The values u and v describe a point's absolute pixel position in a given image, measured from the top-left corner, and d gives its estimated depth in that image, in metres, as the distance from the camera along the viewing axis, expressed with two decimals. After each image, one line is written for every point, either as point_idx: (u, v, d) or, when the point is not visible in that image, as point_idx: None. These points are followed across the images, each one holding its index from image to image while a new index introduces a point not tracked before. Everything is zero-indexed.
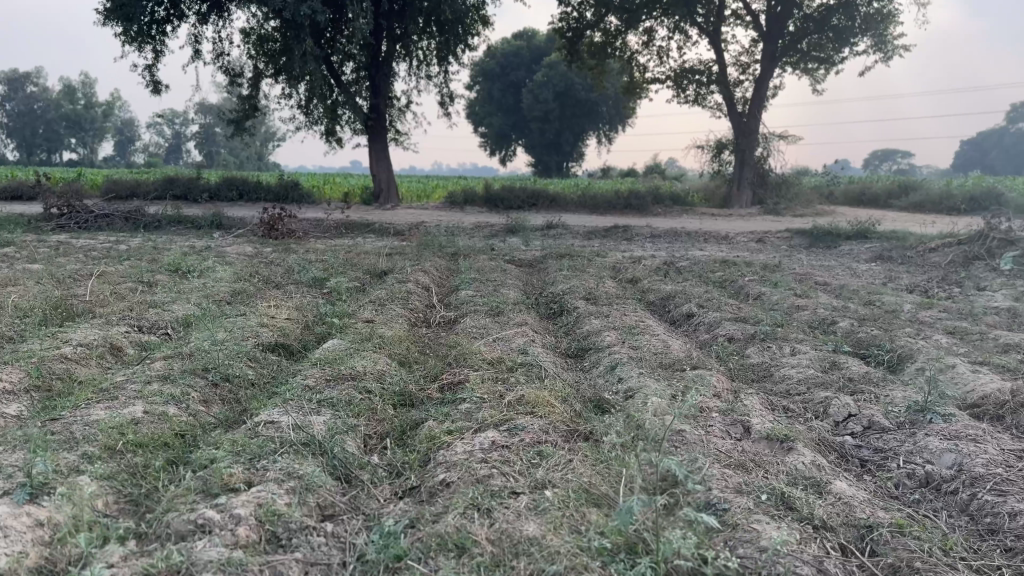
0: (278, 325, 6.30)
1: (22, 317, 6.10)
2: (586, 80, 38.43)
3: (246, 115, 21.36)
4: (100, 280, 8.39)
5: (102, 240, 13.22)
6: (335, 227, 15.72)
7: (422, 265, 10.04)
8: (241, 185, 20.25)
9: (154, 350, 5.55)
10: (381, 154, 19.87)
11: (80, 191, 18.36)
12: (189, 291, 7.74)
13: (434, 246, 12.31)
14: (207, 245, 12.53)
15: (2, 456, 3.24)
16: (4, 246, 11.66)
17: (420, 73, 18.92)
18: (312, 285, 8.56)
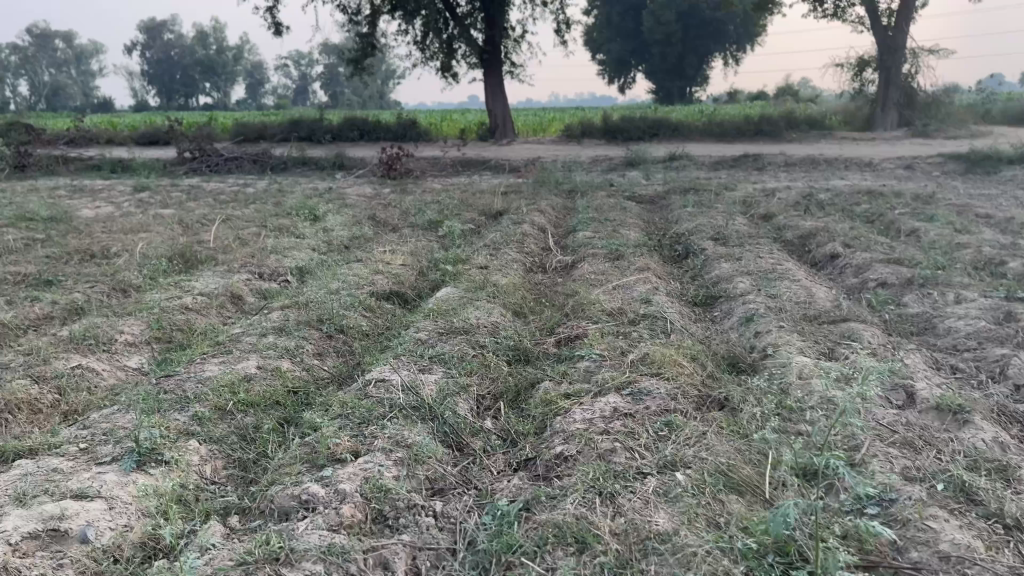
0: (393, 272, 6.16)
1: (151, 265, 6.24)
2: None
3: (364, 54, 21.39)
4: (226, 224, 8.57)
5: (231, 183, 13.66)
6: (451, 165, 15.58)
7: (539, 204, 9.69)
8: (361, 125, 20.42)
9: (272, 298, 5.53)
10: (497, 87, 19.42)
11: (212, 135, 19.06)
12: (309, 236, 7.76)
13: (551, 182, 11.92)
14: (328, 187, 12.69)
15: (116, 418, 3.20)
16: (142, 191, 12.22)
17: (536, 1, 18.19)
18: (428, 228, 8.41)
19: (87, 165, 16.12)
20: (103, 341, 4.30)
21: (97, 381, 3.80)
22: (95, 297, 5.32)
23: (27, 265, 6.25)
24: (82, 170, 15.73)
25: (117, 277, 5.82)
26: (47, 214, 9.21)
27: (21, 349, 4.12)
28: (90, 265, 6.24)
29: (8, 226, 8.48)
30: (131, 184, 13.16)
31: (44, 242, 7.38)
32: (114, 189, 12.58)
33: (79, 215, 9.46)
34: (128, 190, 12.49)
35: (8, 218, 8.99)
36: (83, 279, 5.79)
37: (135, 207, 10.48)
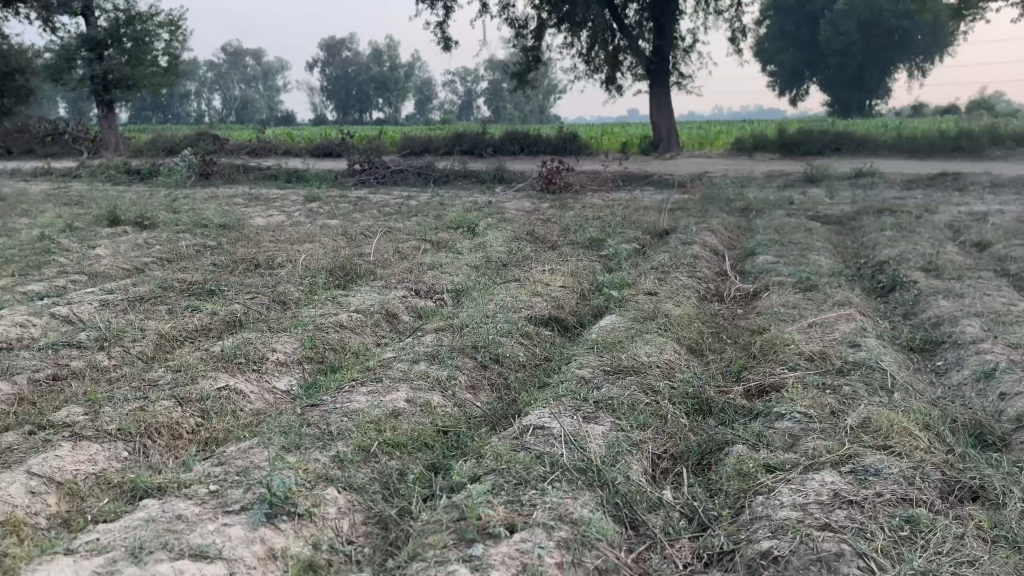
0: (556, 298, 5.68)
1: (310, 277, 6.14)
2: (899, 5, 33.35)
3: (529, 67, 21.32)
4: (387, 237, 8.49)
5: (395, 195, 13.85)
6: (613, 179, 15.02)
7: (709, 223, 8.93)
8: (522, 138, 20.34)
9: (428, 320, 5.20)
10: (663, 102, 18.67)
11: (380, 148, 19.60)
12: (467, 252, 7.46)
13: (720, 199, 11.06)
14: (488, 200, 12.53)
15: (252, 456, 2.92)
16: (313, 201, 12.59)
17: (709, 9, 17.30)
18: (589, 246, 7.90)
19: (265, 175, 17.01)
20: (252, 360, 4.09)
21: (242, 406, 3.57)
22: (255, 310, 5.23)
23: (194, 274, 6.35)
24: (261, 180, 16.61)
25: (277, 289, 5.75)
26: (224, 221, 9.57)
27: (173, 365, 4.00)
28: (254, 276, 6.24)
29: (188, 233, 8.85)
30: (303, 194, 13.65)
31: (215, 250, 7.56)
32: (286, 198, 13.07)
33: (251, 224, 9.77)
34: (298, 199, 12.93)
35: (189, 225, 9.42)
36: (245, 290, 5.74)
37: (304, 217, 10.72)
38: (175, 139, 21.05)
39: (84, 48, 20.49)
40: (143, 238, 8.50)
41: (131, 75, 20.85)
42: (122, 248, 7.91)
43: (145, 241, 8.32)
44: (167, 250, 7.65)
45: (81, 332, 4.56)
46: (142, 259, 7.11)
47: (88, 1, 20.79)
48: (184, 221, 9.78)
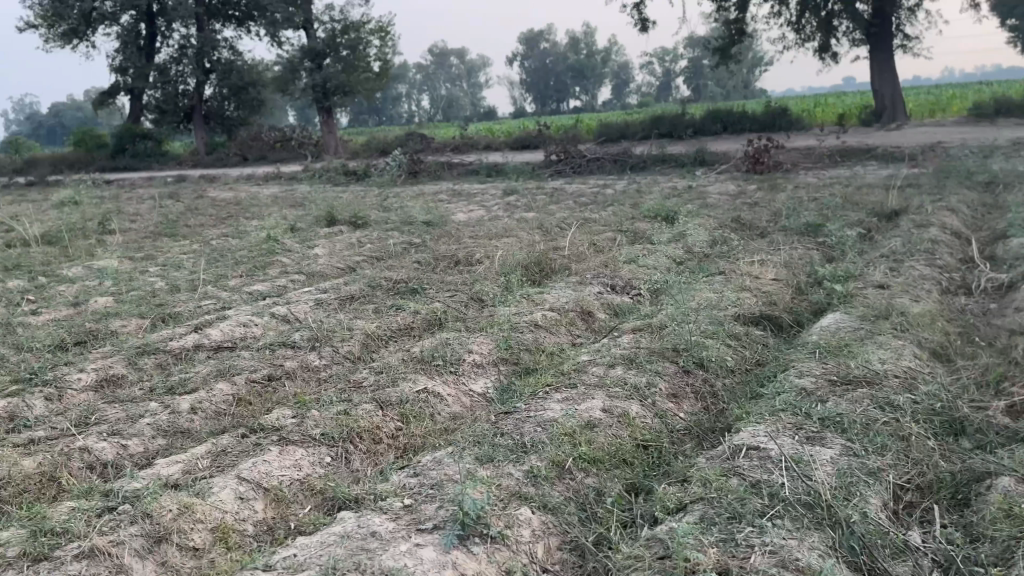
0: (770, 294, 5.16)
1: (506, 272, 6.09)
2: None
3: (732, 42, 20.19)
4: (584, 229, 8.31)
5: (592, 184, 13.67)
6: (828, 155, 13.80)
7: (947, 201, 7.85)
8: (725, 117, 19.35)
9: (627, 318, 4.92)
10: (885, 65, 16.92)
11: (577, 137, 19.52)
12: (667, 243, 7.09)
13: (960, 173, 9.73)
14: (689, 185, 11.97)
15: (445, 468, 2.83)
16: (511, 194, 12.75)
17: None
18: (805, 232, 7.21)
19: (467, 170, 17.54)
20: (449, 361, 4.02)
21: (437, 409, 3.52)
22: (453, 309, 5.25)
23: (399, 271, 6.56)
24: (463, 175, 17.15)
25: (475, 287, 5.75)
26: (428, 218, 9.91)
27: (376, 366, 4.07)
28: (453, 273, 6.32)
29: (395, 230, 9.26)
30: (502, 187, 13.87)
31: (419, 247, 7.80)
32: (486, 192, 13.35)
33: (454, 219, 10.03)
34: (498, 193, 13.14)
35: (396, 223, 9.85)
36: (445, 288, 5.80)
37: (502, 210, 10.85)
38: (386, 140, 22.40)
39: (306, 59, 22.42)
40: (355, 237, 9.00)
41: (346, 82, 22.44)
42: (337, 247, 8.41)
43: (358, 239, 8.79)
44: (376, 247, 8.00)
45: (296, 332, 4.81)
46: (354, 257, 7.48)
47: (309, 16, 22.67)
48: (392, 219, 10.25)
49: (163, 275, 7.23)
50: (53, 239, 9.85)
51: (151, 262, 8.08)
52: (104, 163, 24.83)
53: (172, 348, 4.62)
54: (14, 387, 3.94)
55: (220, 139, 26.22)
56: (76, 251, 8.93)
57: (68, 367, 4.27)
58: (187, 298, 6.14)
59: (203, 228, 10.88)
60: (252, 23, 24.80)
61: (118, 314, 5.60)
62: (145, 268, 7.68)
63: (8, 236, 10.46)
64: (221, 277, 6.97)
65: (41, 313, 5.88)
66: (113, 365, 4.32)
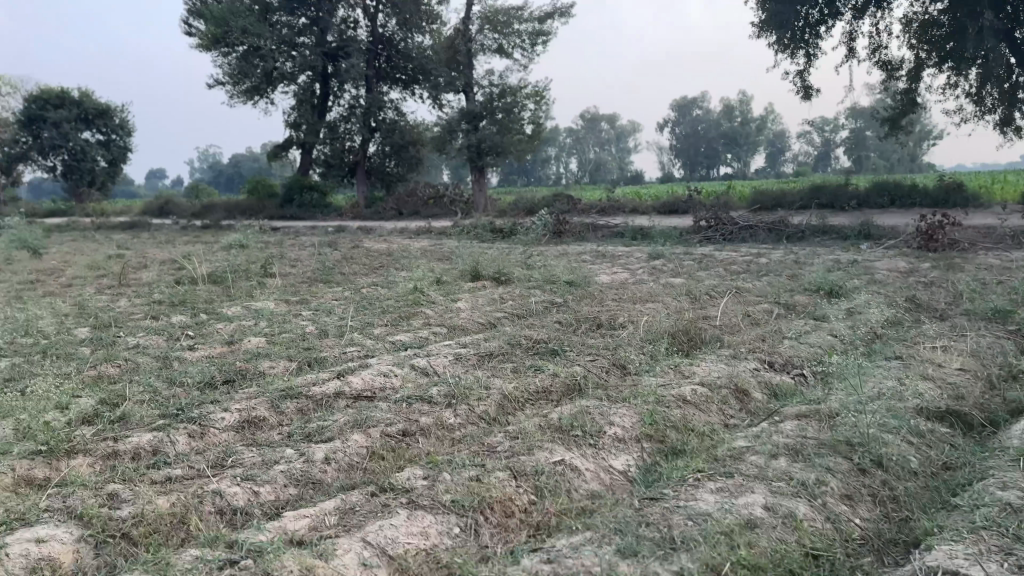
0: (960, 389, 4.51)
1: (653, 339, 5.75)
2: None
3: (903, 111, 19.04)
4: (736, 298, 7.84)
5: (744, 252, 13.09)
6: (1013, 235, 12.50)
7: None
8: (894, 188, 18.16)
9: (788, 401, 4.44)
10: None
11: (729, 203, 18.91)
12: (831, 320, 6.50)
13: None
14: (853, 259, 11.17)
15: (585, 556, 2.55)
16: (657, 259, 12.41)
17: None
18: (994, 317, 6.40)
19: (613, 232, 17.35)
20: (590, 432, 3.73)
21: (576, 486, 3.23)
22: (595, 374, 4.95)
23: (539, 330, 6.38)
24: (608, 237, 16.99)
25: (618, 351, 5.44)
26: (572, 278, 9.76)
27: (511, 431, 3.83)
28: (596, 335, 6.05)
29: (538, 289, 9.16)
30: (647, 251, 13.55)
31: (562, 307, 7.62)
32: (631, 256, 13.08)
33: (598, 281, 9.82)
34: (643, 257, 12.84)
35: (540, 281, 9.77)
36: (586, 350, 5.52)
37: (648, 274, 10.53)
38: (534, 200, 22.72)
39: (464, 121, 23.33)
40: (498, 293, 8.98)
41: (500, 143, 23.07)
42: (479, 302, 8.40)
43: (500, 296, 8.76)
44: (518, 305, 7.90)
45: (432, 386, 4.70)
46: (495, 313, 7.41)
47: (470, 79, 23.62)
48: (536, 277, 10.19)
49: (313, 319, 7.47)
50: (220, 278, 10.53)
51: (303, 306, 8.40)
52: (274, 211, 26.76)
53: (311, 393, 4.65)
54: (162, 422, 4.07)
55: (378, 192, 27.62)
56: (238, 291, 9.47)
57: (214, 406, 4.38)
58: (331, 344, 6.25)
59: (354, 276, 11.28)
60: (417, 86, 26.21)
61: (267, 356, 5.77)
62: (297, 312, 7.98)
63: (182, 273, 11.31)
64: (366, 325, 7.09)
65: (199, 349, 6.19)
66: (255, 407, 4.38)
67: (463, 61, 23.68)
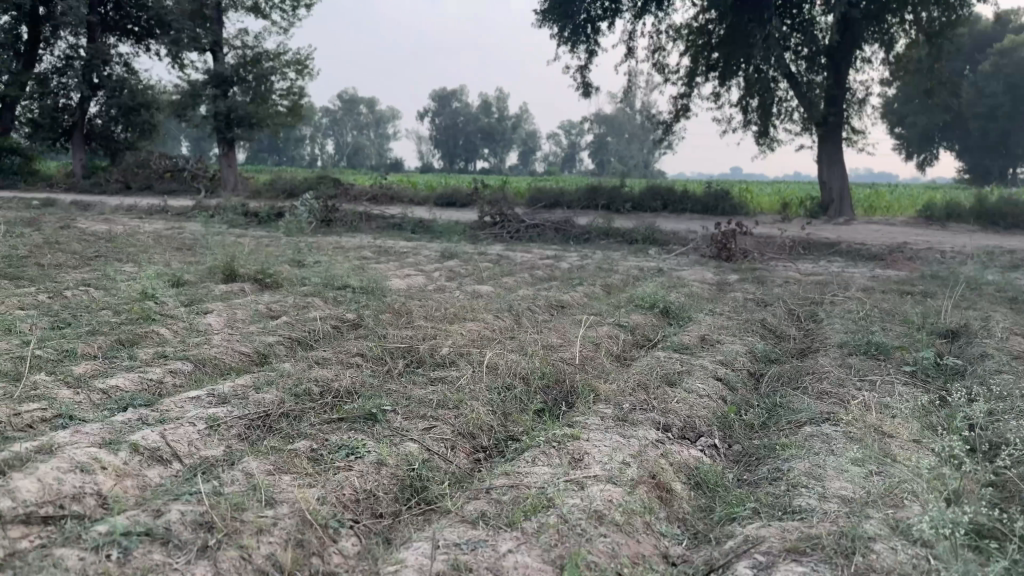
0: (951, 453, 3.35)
1: (502, 389, 4.22)
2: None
3: (664, 124, 18.84)
4: (568, 318, 6.55)
5: (539, 254, 12.03)
6: (789, 245, 12.48)
7: (988, 315, 6.53)
8: (667, 194, 17.95)
9: (739, 508, 2.94)
10: (833, 157, 16.63)
11: (508, 199, 17.83)
12: (694, 351, 5.30)
13: (954, 282, 8.62)
14: (655, 267, 10.30)
15: None
16: (449, 258, 10.92)
17: (891, 43, 15.44)
18: (898, 344, 5.35)
19: (389, 224, 15.54)
20: None
21: None
22: (440, 460, 3.29)
23: (335, 368, 4.59)
24: (384, 229, 15.22)
25: (462, 411, 3.82)
26: (361, 282, 7.97)
27: None
28: (420, 379, 4.37)
29: (316, 298, 7.22)
30: (436, 248, 12.02)
31: (358, 330, 5.79)
32: (419, 253, 11.47)
33: (390, 287, 8.04)
34: (433, 255, 11.31)
35: (318, 286, 7.79)
36: (415, 410, 3.82)
37: (446, 280, 8.98)
38: (296, 182, 20.19)
39: (211, 85, 20.00)
40: (261, 303, 6.90)
41: (254, 113, 20.14)
42: (240, 317, 6.29)
43: (268, 307, 6.72)
44: (296, 325, 5.90)
45: (172, 505, 2.75)
46: (264, 338, 5.40)
47: (219, 38, 20.40)
48: (313, 280, 8.17)
49: None
50: None
51: None
52: None
53: None
54: None
55: (102, 162, 23.07)
56: None
57: None
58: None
59: (57, 271, 8.44)
60: (152, 41, 22.21)
61: None
62: None
63: None
64: (63, 357, 4.73)
65: None
66: None
67: (212, 16, 20.34)
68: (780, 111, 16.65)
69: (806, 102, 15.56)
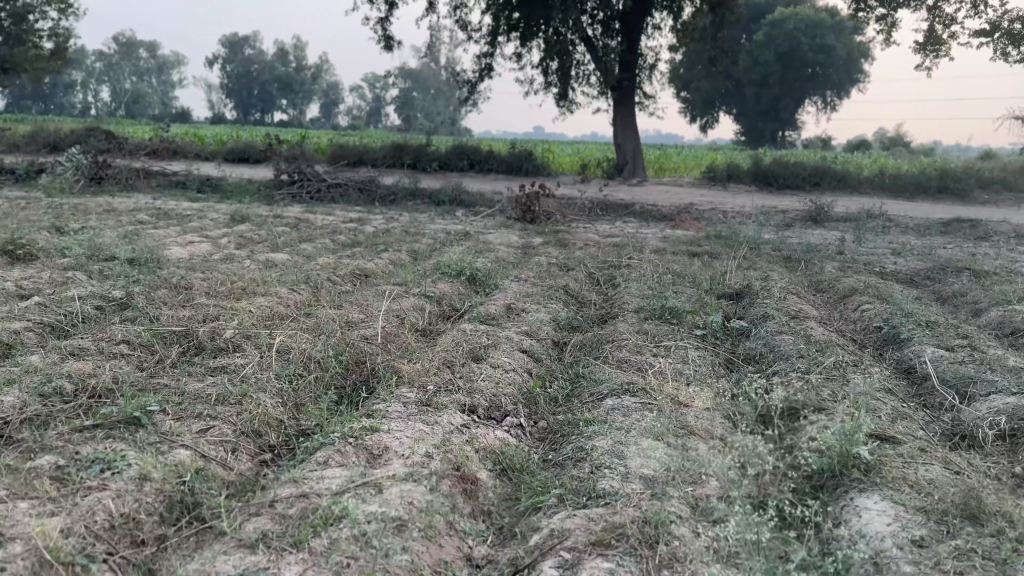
0: (736, 425, 3.53)
1: (293, 376, 3.89)
2: (814, 40, 33.62)
3: (468, 83, 18.64)
4: (370, 289, 6.22)
5: (341, 217, 11.47)
6: (590, 207, 12.85)
7: (766, 275, 7.02)
8: (472, 153, 17.84)
9: (544, 495, 2.87)
10: (628, 120, 17.32)
11: (308, 157, 16.90)
12: (500, 322, 5.20)
13: (736, 242, 9.25)
14: (461, 230, 10.15)
15: None
16: (242, 222, 10.10)
17: (679, 8, 16.23)
18: (690, 307, 5.58)
19: (173, 184, 14.18)
20: None
21: None
22: (216, 469, 2.94)
23: (96, 361, 3.97)
24: (167, 188, 13.85)
25: (246, 408, 3.46)
26: (134, 253, 7.10)
27: None
28: (197, 371, 3.92)
29: (79, 274, 6.34)
30: (227, 211, 11.07)
31: (128, 311, 5.11)
32: (208, 217, 10.50)
33: (171, 258, 7.25)
34: (224, 219, 10.41)
35: (83, 260, 6.84)
36: (190, 410, 3.39)
37: (238, 248, 8.26)
38: (61, 134, 17.82)
39: None
40: (9, 280, 5.92)
41: (10, 57, 17.32)
42: None
43: (17, 286, 5.76)
44: (51, 308, 5.09)
45: None
46: (8, 324, 4.59)
47: None
48: (77, 252, 7.16)
49: None
50: None
51: None
52: None
53: None
54: None
55: None
56: None
57: None
58: None
59: None
60: None
61: None
62: None
63: None
64: None
65: None
66: None
67: None
68: (579, 74, 17.03)
69: (602, 66, 16.02)
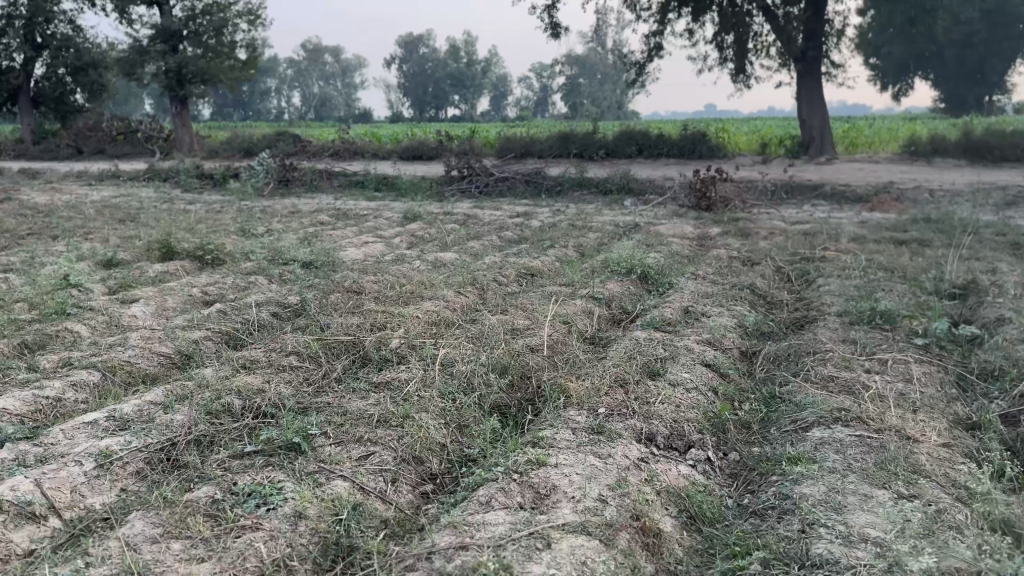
0: (983, 472, 2.88)
1: (456, 395, 3.64)
2: None
3: (636, 65, 17.94)
4: (539, 290, 5.91)
5: (509, 211, 11.31)
6: (772, 191, 11.88)
7: (994, 267, 5.99)
8: (641, 138, 17.13)
9: (743, 558, 2.41)
10: (812, 93, 15.93)
11: (477, 151, 17.00)
12: (679, 328, 4.69)
13: (950, 227, 8.07)
14: (631, 222, 9.65)
15: None
16: (414, 220, 10.18)
17: None
18: (906, 311, 4.78)
19: (351, 183, 14.73)
20: None
21: None
22: (375, 505, 2.71)
23: (265, 375, 3.92)
24: (346, 188, 14.39)
25: (407, 431, 3.24)
26: (311, 256, 7.27)
27: None
28: (361, 387, 3.75)
29: (260, 279, 6.54)
30: (400, 209, 11.23)
31: (300, 318, 5.12)
32: (382, 216, 10.70)
33: (345, 259, 7.35)
34: (397, 217, 10.55)
35: (264, 263, 7.06)
36: (350, 433, 3.21)
37: (409, 247, 8.27)
38: (254, 140, 19.11)
39: (159, 40, 18.56)
40: (197, 286, 6.17)
41: (208, 69, 18.75)
42: (171, 304, 5.53)
43: (204, 292, 5.97)
44: (230, 315, 5.18)
45: None
46: (190, 333, 4.68)
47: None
48: (259, 255, 7.41)
49: None
50: None
51: None
52: None
53: None
54: None
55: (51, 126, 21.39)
56: None
57: None
58: None
59: None
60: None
61: None
62: None
63: None
64: None
65: None
66: None
67: None
68: (756, 47, 15.87)
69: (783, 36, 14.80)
